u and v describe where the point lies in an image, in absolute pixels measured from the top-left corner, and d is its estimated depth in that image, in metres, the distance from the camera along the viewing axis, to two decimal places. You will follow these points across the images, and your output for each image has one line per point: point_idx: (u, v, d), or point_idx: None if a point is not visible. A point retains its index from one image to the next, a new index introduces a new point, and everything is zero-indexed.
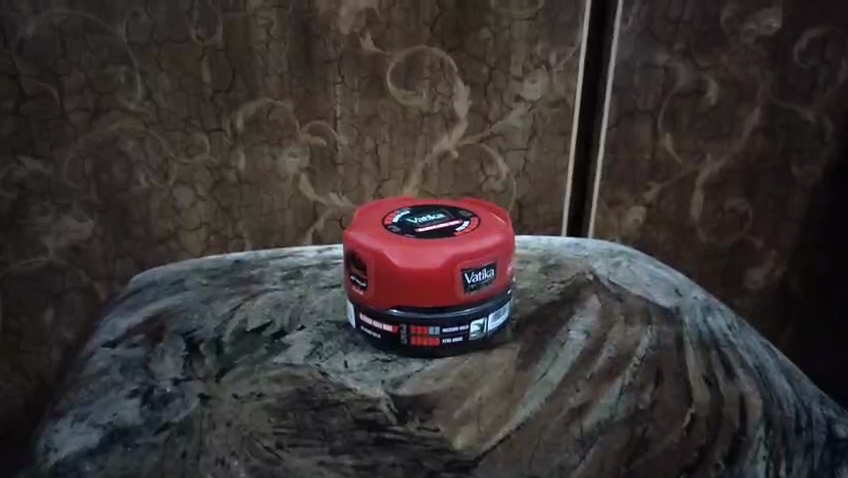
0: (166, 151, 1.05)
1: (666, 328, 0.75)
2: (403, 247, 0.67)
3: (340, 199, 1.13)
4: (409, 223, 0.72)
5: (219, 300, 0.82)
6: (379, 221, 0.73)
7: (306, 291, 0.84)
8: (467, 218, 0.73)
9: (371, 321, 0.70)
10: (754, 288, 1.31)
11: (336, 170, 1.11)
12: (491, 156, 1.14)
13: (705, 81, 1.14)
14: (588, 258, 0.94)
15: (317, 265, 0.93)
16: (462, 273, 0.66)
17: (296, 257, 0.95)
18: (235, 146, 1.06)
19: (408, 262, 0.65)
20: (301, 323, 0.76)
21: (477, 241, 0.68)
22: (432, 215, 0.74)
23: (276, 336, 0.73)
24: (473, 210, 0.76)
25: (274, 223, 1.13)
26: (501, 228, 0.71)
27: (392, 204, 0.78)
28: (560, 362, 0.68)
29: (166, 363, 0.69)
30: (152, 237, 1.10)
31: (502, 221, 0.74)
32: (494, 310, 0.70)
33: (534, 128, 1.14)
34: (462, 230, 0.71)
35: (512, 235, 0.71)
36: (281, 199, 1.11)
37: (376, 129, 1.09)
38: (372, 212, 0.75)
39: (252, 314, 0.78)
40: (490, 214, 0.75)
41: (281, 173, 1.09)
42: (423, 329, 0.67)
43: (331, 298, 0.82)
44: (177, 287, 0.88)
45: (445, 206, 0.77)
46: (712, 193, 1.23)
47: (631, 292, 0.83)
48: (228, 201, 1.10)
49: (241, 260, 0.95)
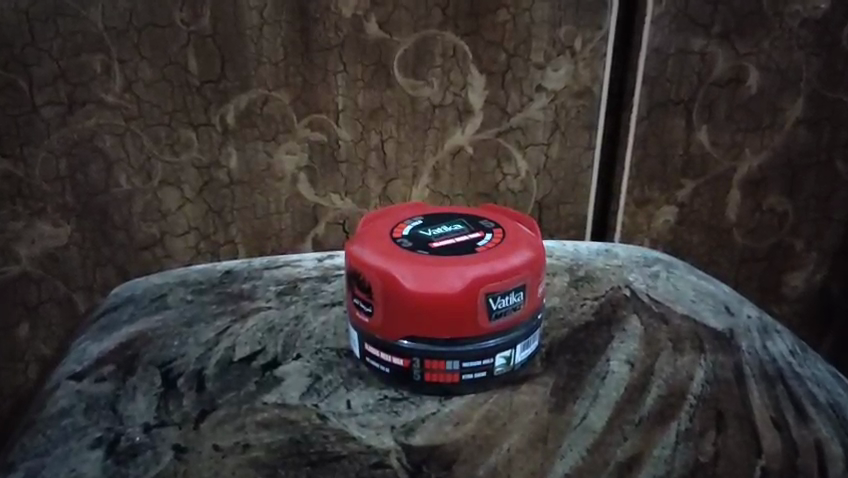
0: (149, 148, 0.95)
1: (721, 359, 0.64)
2: (413, 266, 0.56)
3: (343, 200, 1.02)
4: (421, 236, 0.61)
5: (204, 322, 0.71)
6: (387, 233, 0.62)
7: (303, 310, 0.73)
8: (489, 229, 0.63)
9: (378, 353, 0.59)
10: (794, 293, 1.20)
11: (337, 168, 1.00)
12: (509, 152, 1.03)
13: (746, 69, 1.03)
14: (622, 268, 0.83)
15: (317, 278, 0.82)
16: (487, 297, 0.55)
17: (293, 268, 0.84)
18: (225, 142, 0.96)
19: (421, 285, 0.55)
20: (297, 350, 0.66)
21: (502, 258, 0.57)
22: (448, 225, 0.64)
23: (266, 367, 0.63)
24: (495, 219, 0.65)
25: (269, 227, 1.02)
26: (529, 242, 0.61)
27: (402, 212, 0.67)
28: (602, 402, 0.58)
29: (137, 403, 0.59)
30: (134, 244, 1.00)
31: (531, 233, 0.63)
32: (522, 340, 0.59)
33: (556, 122, 1.03)
34: (484, 243, 0.60)
35: (543, 250, 0.60)
36: (278, 200, 1.01)
37: (381, 123, 0.98)
38: (379, 222, 0.65)
39: (241, 339, 0.67)
40: (515, 224, 0.64)
41: (277, 172, 0.99)
42: (439, 363, 0.57)
43: (331, 319, 0.72)
44: (158, 304, 0.77)
45: (463, 214, 0.66)
46: (751, 191, 1.11)
47: (676, 310, 0.72)
48: (219, 204, 0.99)
49: (231, 271, 0.84)
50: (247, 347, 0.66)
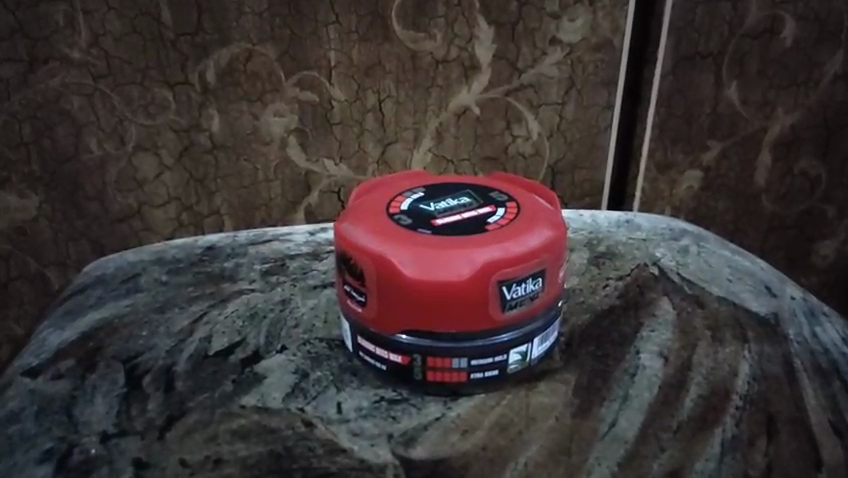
0: (121, 110, 0.85)
1: (768, 350, 0.56)
2: (413, 249, 0.48)
3: (337, 166, 0.93)
4: (423, 212, 0.53)
5: (178, 307, 0.63)
6: (382, 208, 0.53)
7: (290, 293, 0.65)
8: (502, 203, 0.54)
9: (372, 348, 0.51)
10: (823, 264, 1.10)
11: (330, 131, 0.91)
12: (520, 112, 0.94)
13: (783, 18, 0.92)
14: (647, 243, 0.74)
15: (307, 254, 0.74)
16: (500, 285, 0.47)
17: (281, 243, 0.76)
18: (205, 103, 0.86)
19: (423, 272, 0.47)
20: (281, 341, 0.58)
21: (518, 239, 0.49)
22: (454, 198, 0.55)
23: (246, 363, 0.55)
24: (508, 191, 0.56)
25: (257, 197, 0.93)
26: (548, 218, 0.52)
27: (400, 183, 0.58)
28: (633, 405, 0.50)
29: (96, 408, 0.51)
30: (110, 216, 0.91)
31: (550, 207, 0.54)
32: (540, 332, 0.51)
33: (572, 78, 0.93)
34: (496, 220, 0.51)
35: (565, 228, 0.52)
36: (265, 167, 0.92)
37: (378, 81, 0.89)
38: (373, 194, 0.56)
39: (218, 328, 0.59)
40: (532, 196, 0.56)
41: (264, 136, 0.89)
42: (443, 361, 0.49)
43: (322, 304, 0.63)
44: (129, 286, 0.69)
45: (470, 185, 0.58)
46: (783, 154, 1.02)
47: (711, 292, 0.64)
48: (201, 172, 0.90)
49: (212, 247, 0.76)
50: (225, 337, 0.58)
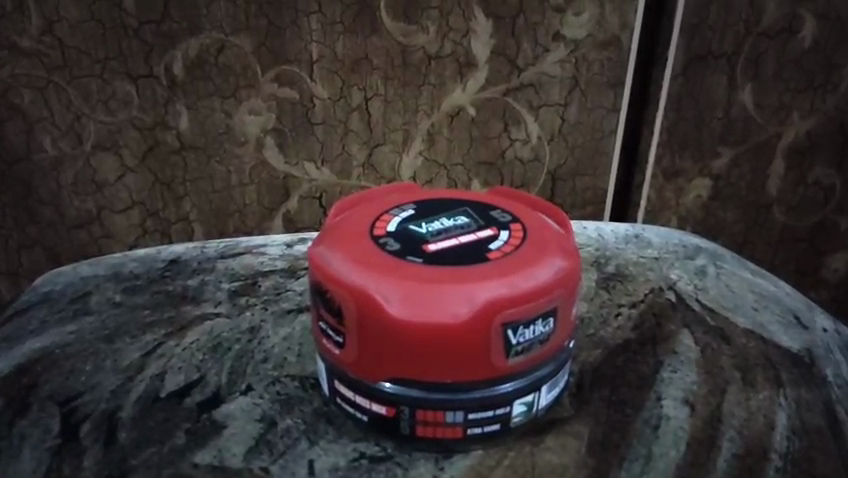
0: (78, 106, 0.77)
1: (807, 396, 0.49)
2: (400, 283, 0.40)
3: (319, 170, 0.85)
4: (413, 234, 0.45)
5: (129, 336, 0.55)
6: (365, 229, 0.46)
7: (260, 319, 0.57)
8: (505, 224, 0.46)
9: (352, 396, 0.43)
10: (834, 278, 1.01)
11: (312, 131, 0.82)
12: (518, 113, 0.86)
13: (801, 17, 0.83)
14: (660, 262, 0.67)
15: (282, 271, 0.66)
16: (504, 329, 0.40)
17: (254, 257, 0.68)
18: (172, 99, 0.78)
19: (413, 312, 0.39)
20: (246, 380, 0.50)
21: (527, 273, 0.41)
22: (449, 218, 0.47)
23: (203, 408, 0.47)
24: (511, 209, 0.49)
25: (230, 202, 0.85)
26: (559, 245, 0.45)
27: (387, 198, 0.51)
28: (658, 467, 0.43)
29: (22, 465, 0.43)
30: (66, 222, 0.83)
31: (561, 231, 0.47)
32: (549, 379, 0.43)
33: (576, 78, 0.85)
34: (499, 247, 0.44)
35: (578, 257, 0.44)
36: (239, 170, 0.83)
37: (363, 78, 0.80)
38: (355, 211, 0.49)
39: (174, 363, 0.51)
40: (539, 216, 0.48)
41: (238, 136, 0.81)
42: (435, 415, 0.41)
43: (296, 333, 0.55)
44: (79, 306, 0.61)
45: (467, 202, 0.50)
46: (796, 162, 0.92)
47: (736, 324, 0.57)
48: (168, 174, 0.82)
49: (177, 259, 0.67)
50: (180, 375, 0.50)
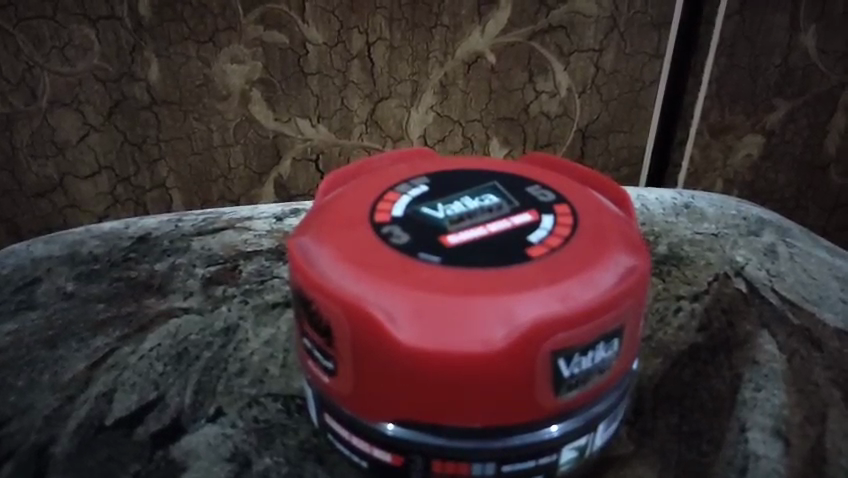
0: (29, 54, 0.63)
1: None
2: (411, 297, 0.29)
3: (315, 127, 0.72)
4: (426, 223, 0.34)
5: (76, 341, 0.45)
6: (364, 216, 0.35)
7: (238, 316, 0.46)
8: (548, 206, 0.35)
9: (347, 435, 0.33)
10: None
11: (305, 83, 0.69)
12: (545, 60, 0.72)
13: None
14: (721, 239, 0.54)
15: (268, 252, 0.54)
16: (555, 359, 0.29)
17: (235, 233, 0.56)
18: (138, 45, 0.64)
19: (428, 339, 0.28)
20: (216, 402, 0.39)
21: (581, 280, 0.30)
22: (473, 199, 0.36)
23: (158, 443, 0.37)
24: (553, 185, 0.38)
25: (212, 166, 0.72)
26: (620, 236, 0.34)
27: (393, 169, 0.39)
28: None
29: None
30: (25, 189, 0.69)
31: (620, 214, 0.36)
32: (607, 415, 0.33)
33: (615, 18, 0.71)
34: (542, 239, 0.33)
35: (645, 252, 0.33)
36: (222, 128, 0.70)
37: (366, 18, 0.67)
38: (351, 188, 0.38)
39: (127, 378, 0.41)
40: (591, 194, 0.37)
41: (218, 89, 0.68)
42: (457, 467, 0.31)
43: (281, 335, 0.45)
44: (22, 298, 0.49)
45: (495, 175, 0.39)
46: None
47: (826, 324, 0.45)
48: (138, 133, 0.68)
49: (147, 235, 0.56)
50: (133, 394, 0.40)
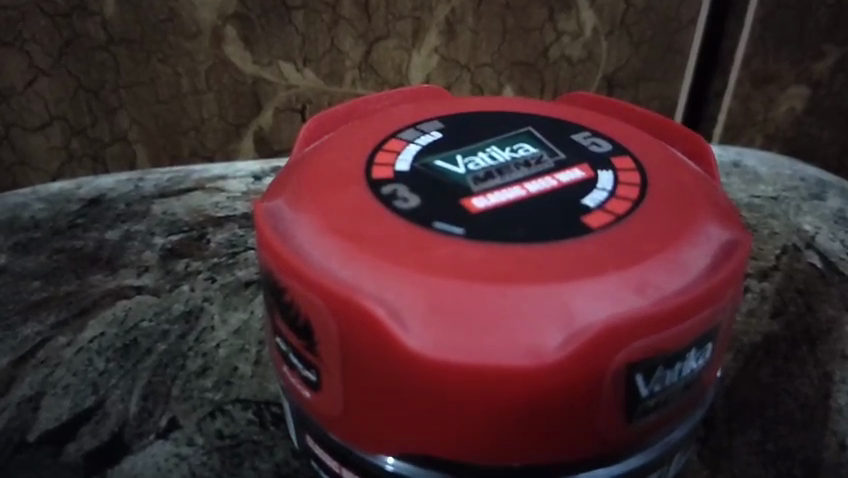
0: None
1: None
2: (426, 285, 0.21)
3: (300, 73, 0.59)
4: (441, 181, 0.25)
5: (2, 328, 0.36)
6: (357, 172, 0.26)
7: (202, 298, 0.37)
8: (604, 160, 0.26)
9: (333, 469, 0.24)
10: None
11: (289, 20, 0.57)
12: None
13: None
14: (782, 204, 0.45)
15: (243, 217, 0.45)
16: (631, 376, 0.20)
17: (203, 196, 0.47)
18: None
19: (452, 346, 0.20)
20: (169, 411, 0.31)
21: (665, 261, 0.21)
22: (503, 150, 0.27)
23: (93, 467, 0.29)
24: (606, 132, 0.29)
25: (181, 116, 0.59)
26: (705, 200, 0.25)
27: (394, 111, 0.30)
28: None
29: None
30: None
31: (699, 171, 0.27)
32: (686, 441, 0.24)
33: None
34: (602, 203, 0.24)
35: (741, 222, 0.24)
36: (191, 72, 0.57)
37: None
38: (340, 136, 0.28)
39: (59, 377, 0.32)
40: (657, 143, 0.28)
41: (187, 25, 0.55)
42: None
43: (256, 323, 0.36)
44: None
45: (529, 119, 0.30)
46: None
47: None
48: (94, 78, 0.56)
49: (99, 197, 0.47)
50: (64, 400, 0.31)
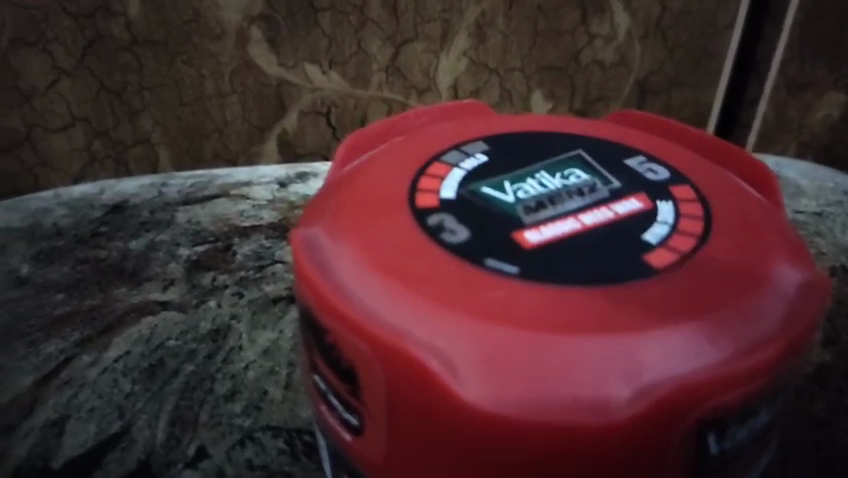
0: None
1: None
2: (481, 333, 0.19)
3: (325, 75, 0.56)
4: (489, 210, 0.24)
5: (25, 345, 0.35)
6: (401, 200, 0.24)
7: (229, 315, 0.36)
8: (662, 189, 0.25)
9: None
10: None
11: (315, 21, 0.54)
12: None
13: None
14: (826, 221, 0.43)
15: (269, 227, 0.44)
16: (702, 435, 0.19)
17: (228, 203, 0.45)
18: None
19: (510, 401, 0.18)
20: (198, 437, 0.30)
21: (735, 309, 0.20)
22: (553, 176, 0.26)
23: None
24: (661, 156, 0.27)
25: (205, 119, 0.56)
26: (774, 236, 0.23)
27: (436, 129, 0.29)
28: None
29: None
30: None
31: (763, 202, 0.25)
32: None
33: None
34: (664, 239, 0.22)
35: (812, 260, 0.23)
36: (215, 74, 0.55)
37: None
38: (381, 157, 0.27)
39: (86, 399, 0.32)
40: (716, 170, 0.26)
41: (211, 26, 0.53)
42: None
43: (285, 344, 0.35)
44: None
45: (578, 141, 0.28)
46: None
47: None
48: (118, 79, 0.54)
49: (123, 203, 0.45)
50: (91, 424, 0.31)
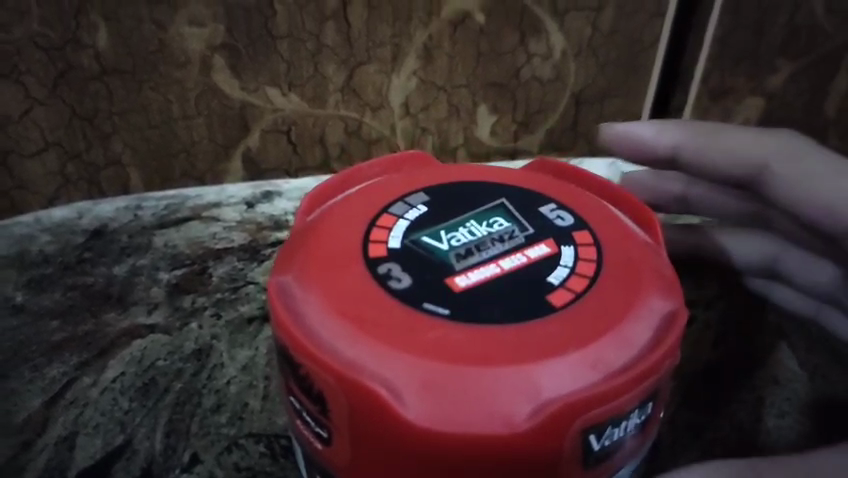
0: None
1: None
2: (420, 366, 0.25)
3: (286, 97, 0.59)
4: (428, 258, 0.30)
5: (29, 369, 0.39)
6: (356, 251, 0.30)
7: (210, 336, 0.42)
8: (566, 234, 0.31)
9: None
10: None
11: (274, 48, 0.57)
12: (537, 20, 0.59)
13: None
14: None
15: (240, 249, 0.49)
16: (585, 436, 0.25)
17: (200, 226, 0.50)
18: (81, 5, 0.51)
19: (442, 419, 0.24)
20: (191, 445, 0.36)
21: (613, 338, 0.26)
22: (480, 225, 0.32)
23: None
24: (569, 203, 0.33)
25: (173, 140, 0.59)
26: (651, 273, 0.29)
27: (385, 181, 0.34)
28: None
29: None
30: None
31: (647, 241, 0.31)
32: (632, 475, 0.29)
33: None
34: (564, 280, 0.28)
35: (680, 292, 0.29)
36: (182, 98, 0.57)
37: None
38: (339, 209, 0.32)
39: (91, 417, 0.37)
40: (612, 215, 0.32)
41: (176, 56, 0.55)
42: None
43: (261, 360, 0.40)
44: None
45: (502, 190, 0.34)
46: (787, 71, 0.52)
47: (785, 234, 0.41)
48: (88, 106, 0.56)
49: (102, 229, 0.50)
50: (97, 439, 0.36)
